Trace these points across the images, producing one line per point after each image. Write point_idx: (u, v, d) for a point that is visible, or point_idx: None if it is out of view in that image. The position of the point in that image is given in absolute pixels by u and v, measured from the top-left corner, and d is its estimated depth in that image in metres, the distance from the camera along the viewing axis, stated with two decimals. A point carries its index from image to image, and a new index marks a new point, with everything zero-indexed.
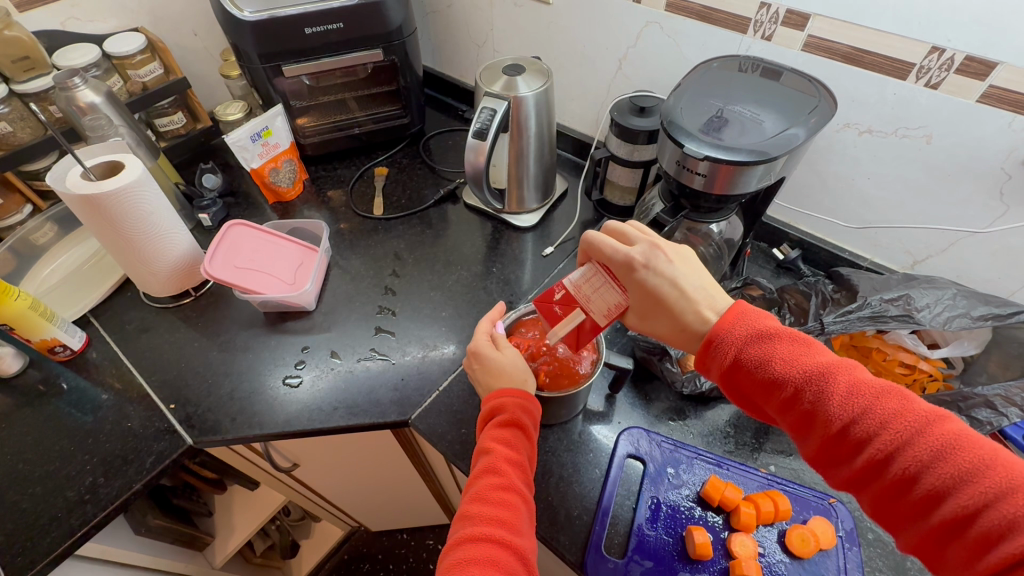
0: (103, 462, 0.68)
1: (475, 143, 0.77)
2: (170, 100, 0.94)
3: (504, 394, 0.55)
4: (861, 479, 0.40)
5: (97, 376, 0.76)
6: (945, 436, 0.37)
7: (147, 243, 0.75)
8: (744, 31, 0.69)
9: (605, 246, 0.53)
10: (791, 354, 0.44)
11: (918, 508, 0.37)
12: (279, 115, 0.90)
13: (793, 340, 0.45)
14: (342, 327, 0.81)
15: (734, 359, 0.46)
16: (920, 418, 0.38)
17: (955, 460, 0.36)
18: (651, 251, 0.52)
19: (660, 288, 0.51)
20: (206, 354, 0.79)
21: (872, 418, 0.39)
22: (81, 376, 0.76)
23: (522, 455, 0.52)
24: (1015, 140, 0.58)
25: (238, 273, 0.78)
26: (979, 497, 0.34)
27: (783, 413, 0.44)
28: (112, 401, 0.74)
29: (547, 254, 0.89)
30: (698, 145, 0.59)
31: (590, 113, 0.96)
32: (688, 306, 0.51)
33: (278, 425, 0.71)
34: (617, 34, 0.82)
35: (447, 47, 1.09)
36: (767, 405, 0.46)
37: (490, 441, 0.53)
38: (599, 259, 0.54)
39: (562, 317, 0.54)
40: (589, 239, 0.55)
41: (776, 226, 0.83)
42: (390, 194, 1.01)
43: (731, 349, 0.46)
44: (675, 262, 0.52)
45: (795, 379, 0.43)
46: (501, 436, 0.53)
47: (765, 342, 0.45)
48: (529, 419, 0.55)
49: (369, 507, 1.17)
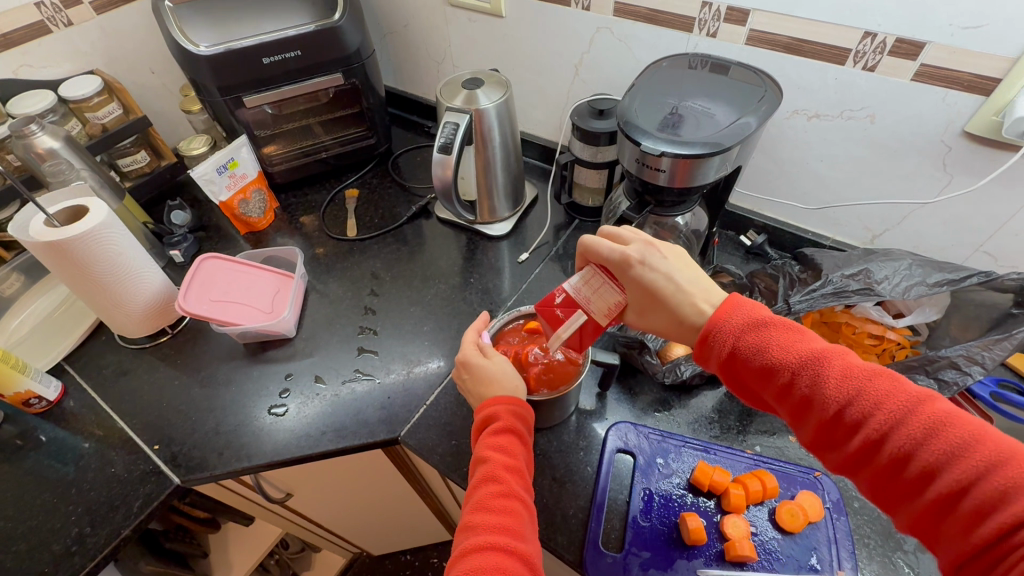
0: (89, 511, 0.66)
1: (441, 157, 0.78)
2: (132, 139, 0.93)
3: (495, 402, 0.56)
4: (858, 460, 0.40)
5: (77, 425, 0.75)
6: (935, 413, 0.38)
7: (117, 285, 0.74)
8: (690, 30, 0.72)
9: (601, 248, 0.55)
10: (786, 341, 0.45)
11: (915, 486, 0.37)
12: (244, 145, 0.91)
13: (786, 329, 0.46)
14: (325, 350, 0.81)
15: (731, 350, 0.47)
16: (909, 397, 0.39)
17: (946, 437, 0.37)
18: (646, 250, 0.54)
19: (654, 285, 0.52)
20: (189, 392, 0.78)
21: (865, 400, 0.40)
22: (60, 426, 0.75)
23: (520, 461, 0.53)
24: (951, 113, 0.61)
25: (216, 306, 0.78)
26: (970, 470, 0.35)
27: (779, 400, 0.45)
28: (94, 448, 0.72)
29: (522, 261, 0.91)
30: (655, 142, 0.61)
31: (552, 120, 0.98)
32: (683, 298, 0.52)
33: (266, 456, 0.70)
34: (571, 41, 0.84)
35: (407, 66, 1.11)
36: (765, 393, 0.46)
37: (487, 449, 0.53)
38: (597, 262, 0.56)
39: (564, 320, 0.55)
40: (585, 243, 0.56)
41: (740, 213, 0.86)
42: (363, 216, 1.02)
43: (728, 339, 0.47)
44: (668, 257, 0.54)
45: (790, 365, 0.44)
46: (498, 443, 0.53)
47: (760, 332, 0.46)
48: (523, 424, 0.56)
49: (369, 531, 1.16)
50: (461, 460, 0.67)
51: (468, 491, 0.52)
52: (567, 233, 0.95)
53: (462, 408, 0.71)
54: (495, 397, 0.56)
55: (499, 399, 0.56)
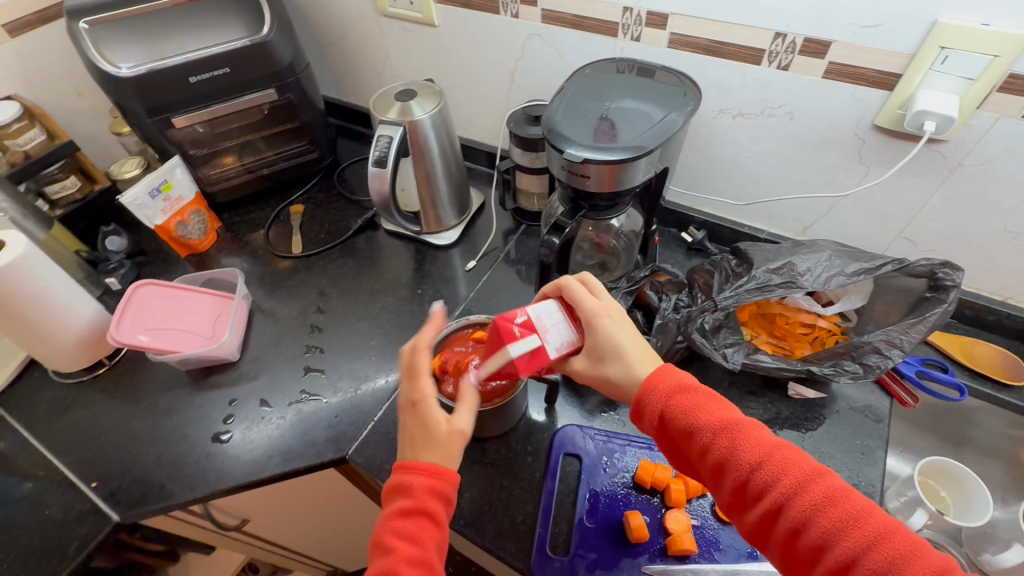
0: (23, 557, 0.64)
1: (377, 171, 0.78)
2: (59, 165, 0.90)
3: (409, 468, 0.52)
4: (761, 530, 0.42)
5: (8, 467, 0.72)
6: (827, 490, 0.40)
7: (44, 319, 0.71)
8: (615, 35, 0.73)
9: (578, 292, 0.55)
10: (704, 410, 0.47)
11: (806, 561, 0.40)
12: (177, 166, 0.88)
13: (706, 399, 0.48)
14: (270, 372, 0.79)
15: (658, 416, 0.49)
16: (806, 473, 0.42)
17: (835, 513, 0.39)
18: (612, 310, 0.55)
19: (603, 342, 0.53)
20: (129, 424, 0.76)
21: (768, 469, 0.42)
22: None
23: (427, 551, 0.48)
24: (861, 108, 0.63)
25: (153, 335, 0.76)
26: (852, 546, 0.38)
27: (696, 464, 0.47)
28: (27, 490, 0.69)
29: (470, 269, 0.91)
30: (579, 149, 0.61)
31: (494, 127, 0.98)
32: (625, 361, 0.53)
33: (210, 485, 0.69)
34: (504, 48, 0.85)
35: (348, 77, 1.10)
36: (686, 458, 0.49)
37: (392, 535, 0.49)
38: (568, 302, 0.56)
39: (518, 339, 0.52)
40: (563, 283, 0.56)
41: (680, 211, 0.88)
42: (308, 232, 1.00)
43: (654, 406, 0.49)
44: (625, 325, 0.55)
45: (706, 435, 0.46)
46: (406, 527, 0.49)
47: (686, 396, 0.49)
48: (439, 503, 0.50)
49: (337, 548, 1.15)
50: None
51: (370, 570, 0.49)
52: (514, 238, 0.95)
53: None
54: (416, 462, 0.52)
55: (417, 466, 0.51)
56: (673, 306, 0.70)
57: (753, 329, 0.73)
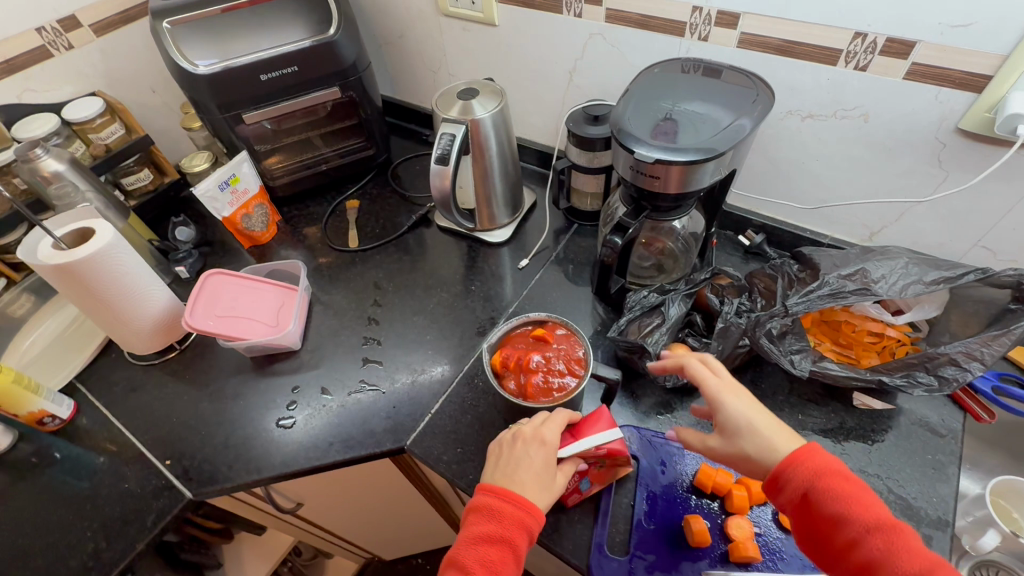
0: (103, 526, 0.68)
1: (439, 168, 0.80)
2: (135, 158, 0.95)
3: (507, 501, 0.55)
4: None
5: (91, 440, 0.77)
6: None
7: (125, 304, 0.75)
8: (682, 35, 0.72)
9: (705, 372, 0.57)
10: (858, 505, 0.46)
11: None
12: (244, 161, 0.92)
13: (860, 492, 0.47)
14: (330, 361, 0.82)
15: (801, 496, 0.48)
16: None
17: None
18: (737, 391, 0.55)
19: (731, 416, 0.53)
20: (198, 406, 0.79)
21: None
22: (74, 443, 0.76)
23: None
24: (944, 111, 0.61)
25: (221, 321, 0.79)
26: None
27: (837, 554, 0.46)
28: (108, 463, 0.74)
29: (523, 267, 0.92)
30: (648, 149, 0.61)
31: (549, 125, 0.98)
32: (760, 440, 0.51)
33: (275, 468, 0.71)
34: (564, 48, 0.85)
35: (403, 76, 1.12)
36: (822, 545, 0.47)
37: (472, 558, 0.53)
38: (694, 378, 0.57)
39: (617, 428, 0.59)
40: (689, 360, 0.59)
41: (739, 214, 0.86)
42: (365, 226, 1.03)
43: (799, 485, 0.48)
44: (755, 404, 0.54)
45: (860, 532, 0.45)
46: (491, 551, 0.53)
47: (841, 482, 0.47)
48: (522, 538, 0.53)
49: (381, 537, 1.18)
50: (467, 467, 0.68)
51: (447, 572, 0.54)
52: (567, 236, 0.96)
53: (466, 416, 0.72)
54: (516, 495, 0.55)
55: (520, 501, 0.54)
56: (736, 310, 0.69)
57: (817, 337, 0.71)
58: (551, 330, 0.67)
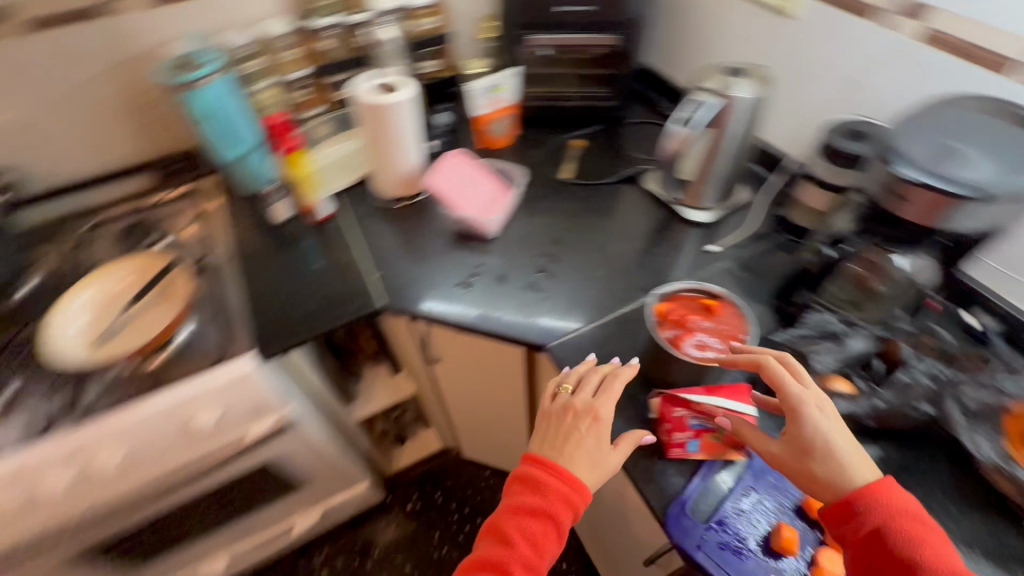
0: (319, 298, 0.90)
1: (678, 130, 0.84)
2: (435, 49, 1.16)
3: (555, 477, 0.61)
4: None
5: (333, 239, 1.01)
6: None
7: (393, 150, 0.96)
8: (1005, 72, 0.66)
9: (787, 380, 0.57)
10: (928, 545, 0.49)
11: None
12: (511, 75, 1.06)
13: (929, 534, 0.50)
14: (512, 257, 0.95)
15: (874, 528, 0.51)
16: None
17: None
18: (819, 401, 0.57)
19: (812, 432, 0.55)
20: (405, 248, 0.98)
21: None
22: (322, 236, 1.02)
23: (540, 553, 0.58)
24: None
25: (447, 188, 0.96)
26: None
27: None
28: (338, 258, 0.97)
29: (709, 251, 0.93)
30: (913, 170, 0.59)
31: (798, 131, 0.96)
32: (836, 461, 0.54)
33: (443, 316, 0.87)
34: (854, 56, 0.82)
35: (671, 46, 1.17)
36: None
37: (513, 530, 0.59)
38: (774, 383, 0.58)
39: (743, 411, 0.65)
40: (767, 364, 0.59)
41: (975, 288, 0.76)
42: (582, 166, 1.12)
43: (874, 518, 0.51)
44: (840, 423, 0.56)
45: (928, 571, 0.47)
46: (534, 525, 0.59)
47: (915, 524, 0.50)
48: (567, 515, 0.60)
49: (471, 430, 1.34)
50: None
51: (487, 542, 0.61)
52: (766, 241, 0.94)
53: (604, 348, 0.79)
54: (561, 470, 0.61)
55: (564, 477, 0.61)
56: (929, 371, 0.66)
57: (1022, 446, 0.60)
58: (712, 303, 0.71)
